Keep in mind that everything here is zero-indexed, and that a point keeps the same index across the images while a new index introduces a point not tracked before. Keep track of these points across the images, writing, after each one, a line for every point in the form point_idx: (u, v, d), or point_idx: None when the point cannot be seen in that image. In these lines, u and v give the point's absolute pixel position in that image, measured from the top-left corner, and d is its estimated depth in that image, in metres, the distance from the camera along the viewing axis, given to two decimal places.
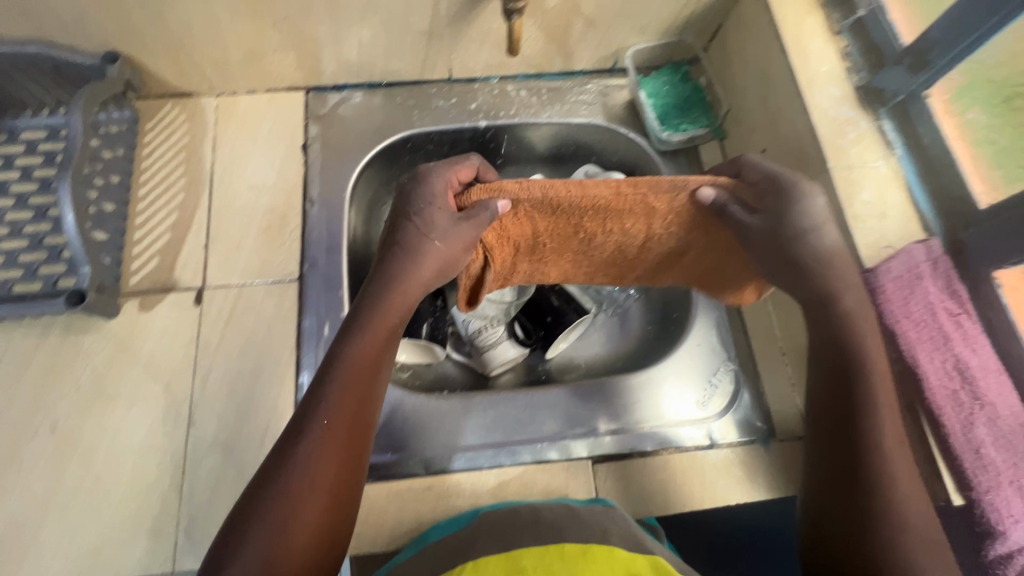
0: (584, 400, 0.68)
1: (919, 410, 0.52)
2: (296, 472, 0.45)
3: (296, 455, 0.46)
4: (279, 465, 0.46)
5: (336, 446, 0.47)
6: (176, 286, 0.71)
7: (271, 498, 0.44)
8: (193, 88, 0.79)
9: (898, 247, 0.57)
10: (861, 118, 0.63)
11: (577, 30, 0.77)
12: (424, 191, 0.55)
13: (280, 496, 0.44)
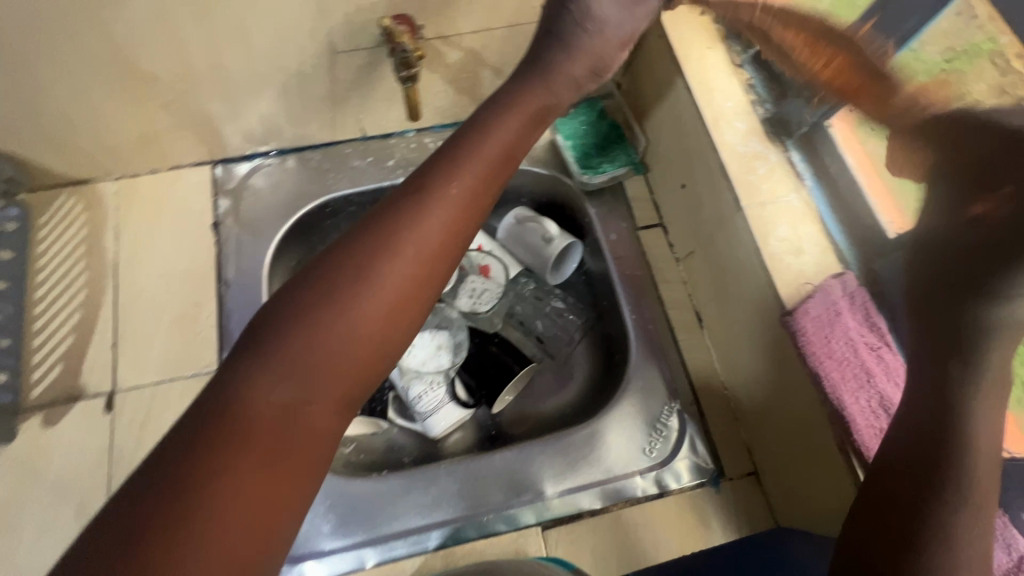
0: (529, 463, 0.67)
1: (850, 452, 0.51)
2: (205, 511, 0.30)
3: (215, 486, 0.31)
4: (187, 489, 0.30)
5: (271, 480, 0.33)
6: (83, 393, 0.66)
7: (161, 539, 0.29)
8: (87, 174, 0.74)
9: (817, 284, 0.57)
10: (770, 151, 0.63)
11: (486, 78, 0.75)
12: (561, 53, 0.50)
13: (168, 545, 0.29)
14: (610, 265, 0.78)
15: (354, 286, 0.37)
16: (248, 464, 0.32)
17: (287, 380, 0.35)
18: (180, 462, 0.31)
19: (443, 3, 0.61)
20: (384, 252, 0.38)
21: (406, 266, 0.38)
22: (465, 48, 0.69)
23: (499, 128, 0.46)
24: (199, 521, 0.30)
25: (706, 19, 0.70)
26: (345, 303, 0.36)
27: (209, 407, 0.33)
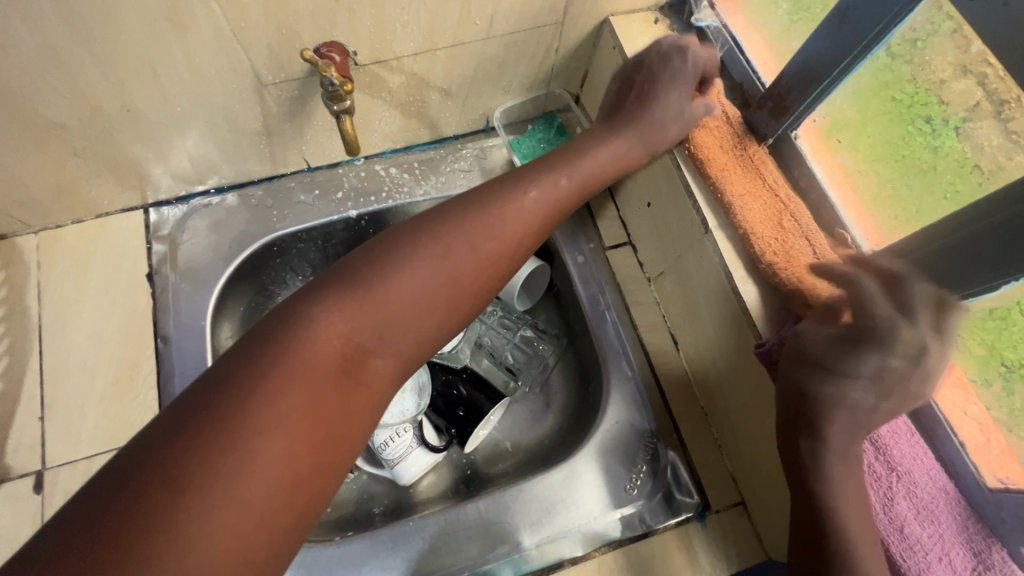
0: (503, 511, 0.62)
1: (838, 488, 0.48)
2: (251, 451, 0.38)
3: (259, 431, 0.38)
4: (239, 432, 0.38)
5: (311, 436, 0.40)
6: (8, 474, 0.60)
7: (216, 461, 0.36)
8: (3, 229, 0.68)
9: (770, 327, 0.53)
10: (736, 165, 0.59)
11: (434, 100, 0.70)
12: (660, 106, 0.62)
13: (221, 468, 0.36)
14: (579, 288, 0.74)
15: (379, 290, 0.47)
16: (292, 417, 0.40)
17: (305, 369, 0.42)
18: (245, 396, 0.39)
19: (375, 27, 0.56)
20: (414, 262, 0.49)
21: (416, 286, 0.48)
22: (407, 71, 0.64)
23: (515, 190, 0.56)
24: (249, 459, 0.37)
25: (660, 27, 0.66)
26: (380, 293, 0.47)
27: (276, 349, 0.42)
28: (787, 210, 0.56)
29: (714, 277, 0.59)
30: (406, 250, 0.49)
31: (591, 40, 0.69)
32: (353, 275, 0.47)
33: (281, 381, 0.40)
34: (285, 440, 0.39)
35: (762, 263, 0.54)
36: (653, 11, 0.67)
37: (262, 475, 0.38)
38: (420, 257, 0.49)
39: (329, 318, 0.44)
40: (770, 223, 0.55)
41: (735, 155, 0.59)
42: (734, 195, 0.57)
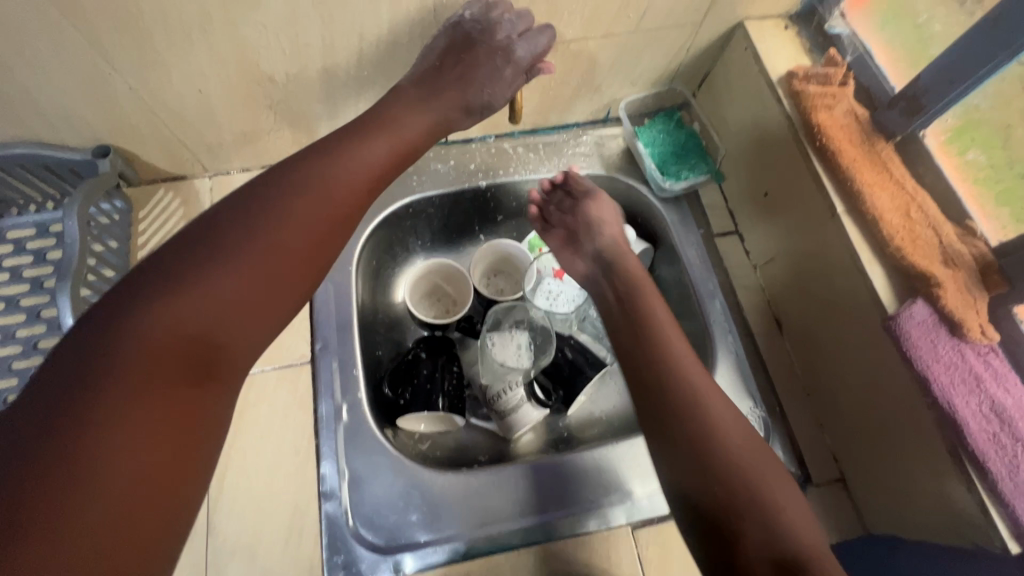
0: (617, 463, 0.67)
1: (965, 456, 0.52)
2: (217, 272, 0.45)
3: (236, 263, 0.46)
4: (194, 270, 0.45)
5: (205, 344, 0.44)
6: None
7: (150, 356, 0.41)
8: (187, 170, 0.77)
9: (895, 308, 0.57)
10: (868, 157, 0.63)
11: (571, 86, 0.77)
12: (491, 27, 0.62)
13: (176, 289, 0.44)
14: (689, 270, 0.78)
15: (290, 192, 0.51)
16: (256, 252, 0.48)
17: (274, 225, 0.49)
18: (225, 236, 0.47)
19: (548, 12, 0.64)
20: (317, 166, 0.53)
21: (333, 187, 0.53)
22: (558, 56, 0.71)
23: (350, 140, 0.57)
24: (194, 284, 0.44)
25: (790, 33, 0.72)
26: (308, 187, 0.51)
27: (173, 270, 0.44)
28: (914, 201, 0.60)
29: (837, 259, 0.63)
30: (313, 155, 0.54)
31: (720, 42, 0.76)
32: (292, 180, 0.52)
33: (250, 228, 0.48)
34: (245, 269, 0.47)
35: (891, 246, 0.58)
36: (783, 18, 0.73)
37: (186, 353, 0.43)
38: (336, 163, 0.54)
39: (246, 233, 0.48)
40: (899, 213, 0.60)
41: (864, 149, 0.64)
42: (865, 183, 0.61)
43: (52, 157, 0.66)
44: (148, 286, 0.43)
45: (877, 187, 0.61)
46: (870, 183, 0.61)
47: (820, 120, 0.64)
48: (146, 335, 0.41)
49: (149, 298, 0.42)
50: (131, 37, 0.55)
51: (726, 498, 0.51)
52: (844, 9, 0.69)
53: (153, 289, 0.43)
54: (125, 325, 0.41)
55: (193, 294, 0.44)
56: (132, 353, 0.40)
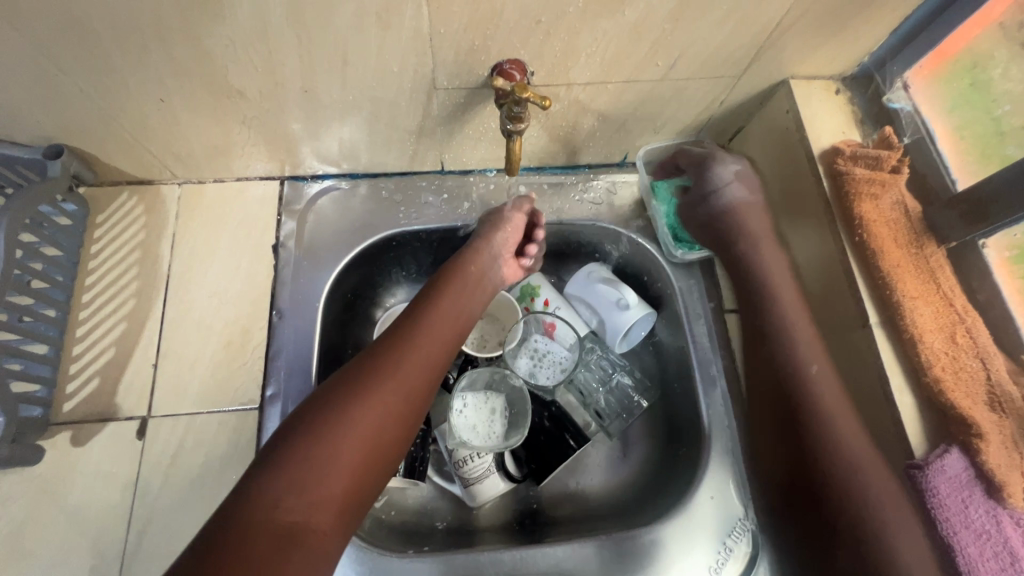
0: (581, 566, 0.60)
1: None
2: (323, 459, 0.48)
3: (386, 383, 0.54)
4: (348, 403, 0.51)
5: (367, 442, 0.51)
6: (116, 414, 0.62)
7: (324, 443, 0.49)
8: (153, 175, 0.70)
9: (924, 454, 0.50)
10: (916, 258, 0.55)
11: (586, 127, 0.68)
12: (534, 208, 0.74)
13: (348, 412, 0.51)
14: (692, 348, 0.70)
15: (402, 360, 0.56)
16: (382, 393, 0.53)
17: (384, 399, 0.53)
18: (347, 401, 0.51)
19: (562, 51, 0.55)
20: (415, 351, 0.57)
21: (427, 366, 0.58)
22: (571, 98, 0.63)
23: (456, 282, 0.66)
24: (354, 410, 0.51)
25: (840, 98, 0.64)
26: (407, 364, 0.56)
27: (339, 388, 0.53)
28: (961, 322, 0.52)
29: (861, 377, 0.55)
30: (422, 315, 0.61)
31: (760, 98, 0.67)
32: (419, 298, 0.64)
33: (370, 387, 0.53)
34: (347, 471, 0.49)
35: (929, 376, 0.50)
36: (834, 81, 0.64)
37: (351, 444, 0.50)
38: (415, 349, 0.58)
39: (374, 387, 0.53)
40: (941, 334, 0.52)
41: (909, 253, 0.55)
42: (906, 295, 0.53)
43: None
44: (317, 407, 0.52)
45: (920, 301, 0.53)
46: (913, 296, 0.53)
47: (863, 212, 0.56)
48: (327, 444, 0.48)
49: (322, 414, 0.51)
50: (75, 40, 0.48)
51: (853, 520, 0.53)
52: (907, 80, 0.61)
53: (322, 403, 0.52)
54: (318, 426, 0.49)
55: (352, 422, 0.50)
56: (314, 464, 0.47)
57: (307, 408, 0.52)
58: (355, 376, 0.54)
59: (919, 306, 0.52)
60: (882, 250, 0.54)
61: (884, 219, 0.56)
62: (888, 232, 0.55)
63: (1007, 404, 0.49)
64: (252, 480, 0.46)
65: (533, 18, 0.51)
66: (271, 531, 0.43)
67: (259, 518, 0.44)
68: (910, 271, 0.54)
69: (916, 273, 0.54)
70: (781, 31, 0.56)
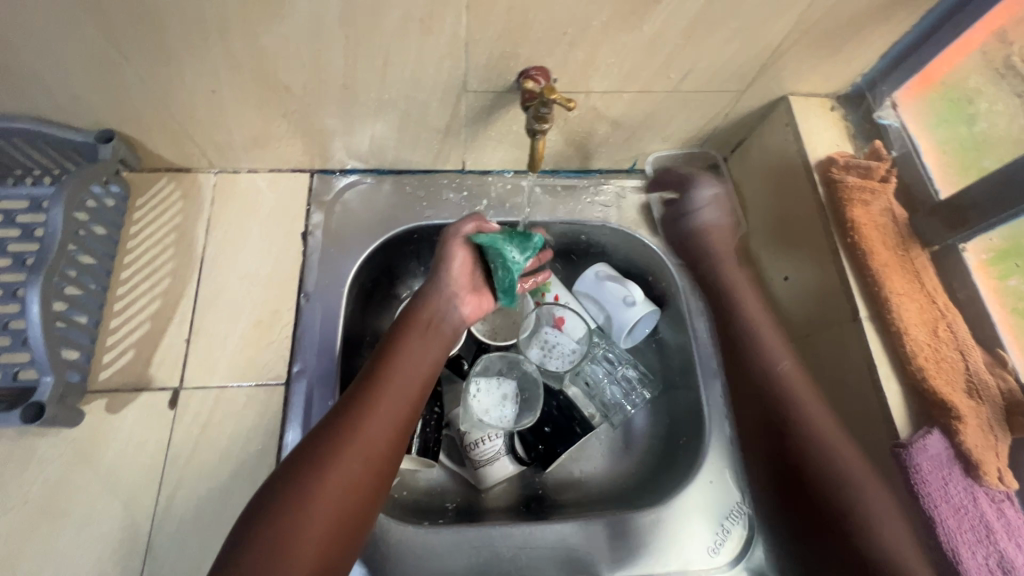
0: (588, 542, 0.63)
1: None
2: (295, 534, 0.48)
3: (345, 454, 0.52)
4: (311, 476, 0.51)
5: (337, 510, 0.51)
6: (150, 385, 0.65)
7: (295, 518, 0.48)
8: (192, 163, 0.75)
9: (907, 434, 0.54)
10: (906, 258, 0.60)
11: (600, 133, 0.73)
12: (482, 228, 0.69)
13: (310, 488, 0.50)
14: (694, 343, 0.74)
15: (360, 425, 0.54)
16: (348, 457, 0.52)
17: (347, 465, 0.52)
18: (312, 467, 0.51)
19: (584, 60, 0.60)
20: (374, 412, 0.56)
21: (388, 423, 0.56)
22: (588, 105, 0.68)
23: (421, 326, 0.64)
24: (318, 484, 0.50)
25: (835, 115, 0.69)
26: (366, 428, 0.54)
27: (307, 454, 0.52)
28: (943, 318, 0.57)
29: (848, 367, 0.60)
30: (380, 372, 0.59)
31: (762, 112, 0.72)
32: (380, 351, 0.63)
33: (332, 456, 0.52)
34: (317, 539, 0.49)
35: (913, 364, 0.54)
36: (830, 99, 0.70)
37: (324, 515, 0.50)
38: (374, 410, 0.56)
39: (340, 451, 0.52)
40: (925, 327, 0.56)
41: (897, 255, 0.60)
42: (894, 292, 0.57)
43: (54, 136, 0.64)
44: (285, 478, 0.51)
45: (905, 295, 0.57)
46: (897, 292, 0.57)
47: (855, 216, 0.61)
48: (291, 524, 0.48)
49: (290, 483, 0.50)
50: (145, 32, 0.53)
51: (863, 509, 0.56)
52: (895, 99, 0.67)
53: (287, 475, 0.51)
54: (281, 506, 0.49)
55: (316, 498, 0.50)
56: (285, 536, 0.48)
57: (276, 478, 0.52)
58: (314, 448, 0.53)
59: (904, 301, 0.57)
60: (868, 249, 0.59)
61: (874, 217, 0.61)
62: (878, 233, 0.60)
63: (982, 394, 0.53)
64: (222, 564, 0.46)
65: (560, 29, 0.56)
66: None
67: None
68: (894, 270, 0.59)
69: (901, 270, 0.59)
70: (783, 51, 0.61)
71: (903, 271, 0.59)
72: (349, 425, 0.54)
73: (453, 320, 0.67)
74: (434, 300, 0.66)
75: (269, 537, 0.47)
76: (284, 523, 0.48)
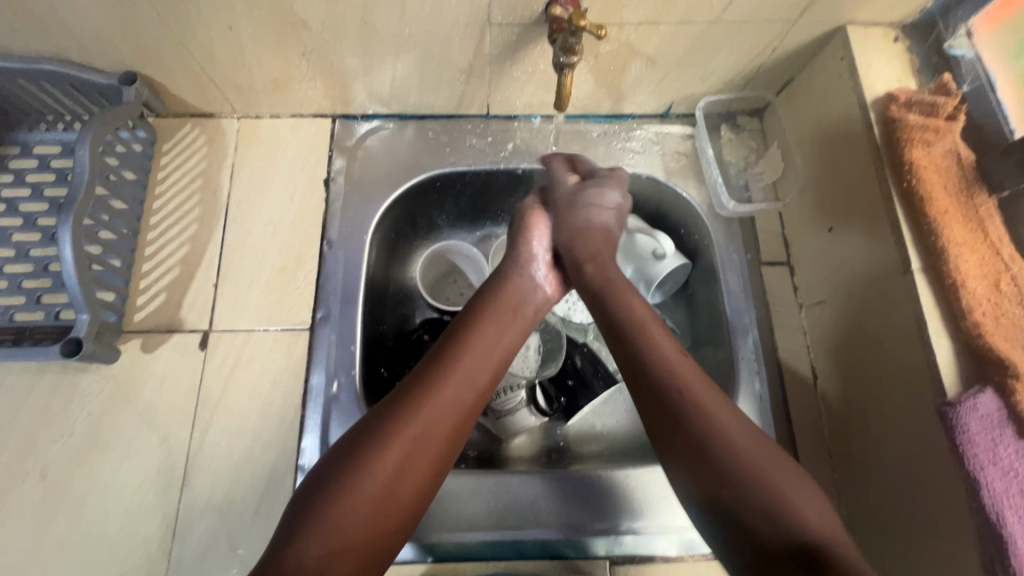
0: (609, 492, 0.63)
1: (990, 542, 0.46)
2: (355, 505, 0.46)
3: (412, 426, 0.50)
4: (368, 454, 0.48)
5: (395, 484, 0.48)
6: (181, 327, 0.67)
7: (350, 488, 0.46)
8: (215, 108, 0.74)
9: (953, 394, 0.50)
10: (969, 204, 0.55)
11: (634, 72, 0.69)
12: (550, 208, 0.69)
13: (367, 466, 0.47)
14: (725, 298, 0.71)
15: (422, 406, 0.51)
16: (414, 432, 0.50)
17: (412, 441, 0.49)
18: (378, 437, 0.49)
19: None
20: (438, 395, 0.52)
21: (456, 404, 0.53)
22: (621, 39, 0.63)
23: (496, 308, 0.61)
24: (374, 461, 0.48)
25: (899, 47, 0.63)
26: (432, 405, 0.51)
27: (377, 424, 0.50)
28: (1007, 271, 0.52)
29: (895, 321, 0.56)
30: (449, 351, 0.56)
31: (814, 46, 0.66)
32: (448, 332, 0.59)
33: (390, 435, 0.49)
34: (373, 512, 0.46)
35: (968, 321, 0.50)
36: (894, 29, 0.63)
37: (383, 488, 0.47)
38: (438, 391, 0.52)
39: (406, 424, 0.50)
40: (984, 280, 0.52)
41: (959, 202, 0.55)
42: (952, 242, 0.53)
43: (79, 78, 0.64)
44: (351, 446, 0.49)
45: (963, 245, 0.53)
46: (954, 243, 0.52)
47: (914, 157, 0.55)
48: (346, 500, 0.46)
49: (356, 451, 0.48)
50: None
51: (760, 519, 0.46)
52: (971, 27, 0.60)
53: (352, 444, 0.49)
54: (349, 468, 0.47)
55: (371, 477, 0.47)
56: (343, 507, 0.45)
57: (344, 445, 0.50)
58: (374, 426, 0.50)
59: (961, 253, 0.52)
60: (926, 195, 0.54)
61: (929, 155, 0.56)
62: (937, 177, 0.55)
63: None
64: (283, 533, 0.45)
65: None
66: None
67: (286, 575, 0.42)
68: (953, 218, 0.54)
69: (960, 216, 0.54)
70: None
71: (963, 218, 0.54)
72: (414, 397, 0.52)
73: (536, 300, 0.64)
74: (516, 282, 0.64)
75: (327, 504, 0.45)
76: (338, 489, 0.46)
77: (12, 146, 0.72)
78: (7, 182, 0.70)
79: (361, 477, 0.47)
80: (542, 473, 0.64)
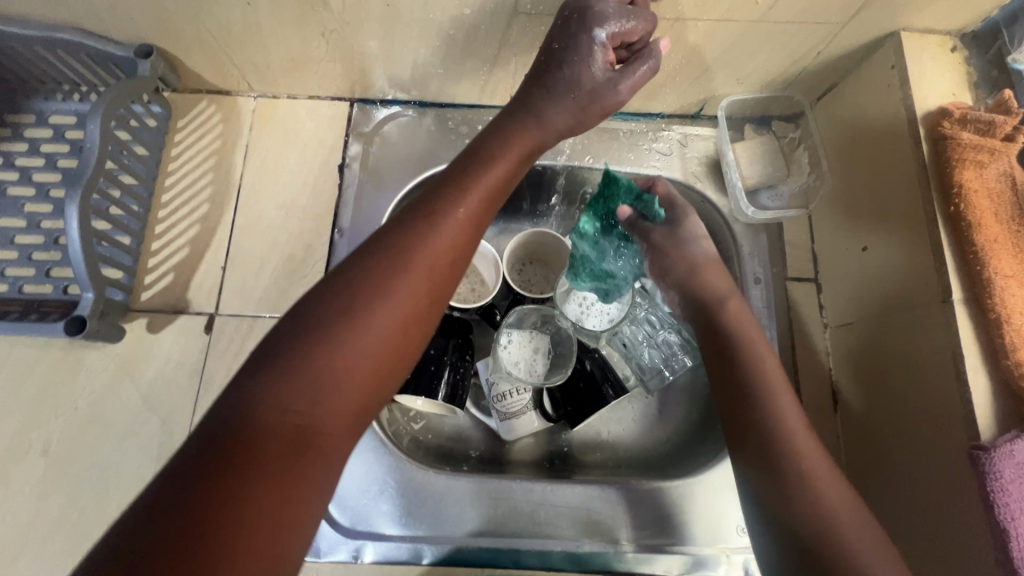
0: (610, 507, 0.61)
1: None
2: (323, 371, 0.38)
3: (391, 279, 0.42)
4: (331, 325, 0.39)
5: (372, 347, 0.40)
6: (187, 309, 0.66)
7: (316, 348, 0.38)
8: (231, 86, 0.72)
9: (986, 439, 0.47)
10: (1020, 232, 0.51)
11: (667, 70, 0.65)
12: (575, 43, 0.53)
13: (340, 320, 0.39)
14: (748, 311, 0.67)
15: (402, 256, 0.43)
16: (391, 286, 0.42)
17: (393, 290, 0.41)
18: (357, 290, 0.41)
19: None
20: (424, 243, 0.44)
21: (444, 250, 0.45)
22: (656, 36, 0.59)
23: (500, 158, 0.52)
24: (340, 331, 0.39)
25: (957, 57, 0.59)
26: (411, 257, 0.43)
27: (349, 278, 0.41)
28: None
29: (929, 353, 0.53)
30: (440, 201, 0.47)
31: (862, 52, 0.62)
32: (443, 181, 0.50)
33: (373, 301, 0.40)
34: (346, 377, 0.38)
35: (1010, 359, 0.47)
36: (952, 38, 0.59)
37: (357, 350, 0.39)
38: (413, 254, 0.43)
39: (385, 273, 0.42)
40: None
41: (1010, 231, 0.51)
42: (999, 274, 0.49)
43: (94, 48, 0.63)
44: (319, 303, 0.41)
45: (1012, 278, 0.50)
46: (1002, 276, 0.49)
47: (964, 179, 0.52)
48: (305, 378, 0.37)
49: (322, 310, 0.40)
50: None
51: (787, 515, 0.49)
52: None
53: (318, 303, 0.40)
54: (316, 327, 0.39)
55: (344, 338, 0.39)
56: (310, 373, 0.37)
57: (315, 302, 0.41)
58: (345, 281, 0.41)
59: (1009, 287, 0.49)
60: (974, 223, 0.51)
61: (981, 178, 0.52)
62: (988, 202, 0.52)
63: None
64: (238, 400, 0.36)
65: None
66: (254, 483, 0.34)
67: (231, 492, 0.32)
68: (1001, 248, 0.50)
69: (1011, 245, 0.51)
70: None
71: (1014, 249, 0.51)
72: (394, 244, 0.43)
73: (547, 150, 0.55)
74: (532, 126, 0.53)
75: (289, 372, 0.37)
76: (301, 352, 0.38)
77: (28, 114, 0.71)
78: (21, 150, 0.70)
79: (330, 338, 0.39)
80: (542, 481, 0.62)
